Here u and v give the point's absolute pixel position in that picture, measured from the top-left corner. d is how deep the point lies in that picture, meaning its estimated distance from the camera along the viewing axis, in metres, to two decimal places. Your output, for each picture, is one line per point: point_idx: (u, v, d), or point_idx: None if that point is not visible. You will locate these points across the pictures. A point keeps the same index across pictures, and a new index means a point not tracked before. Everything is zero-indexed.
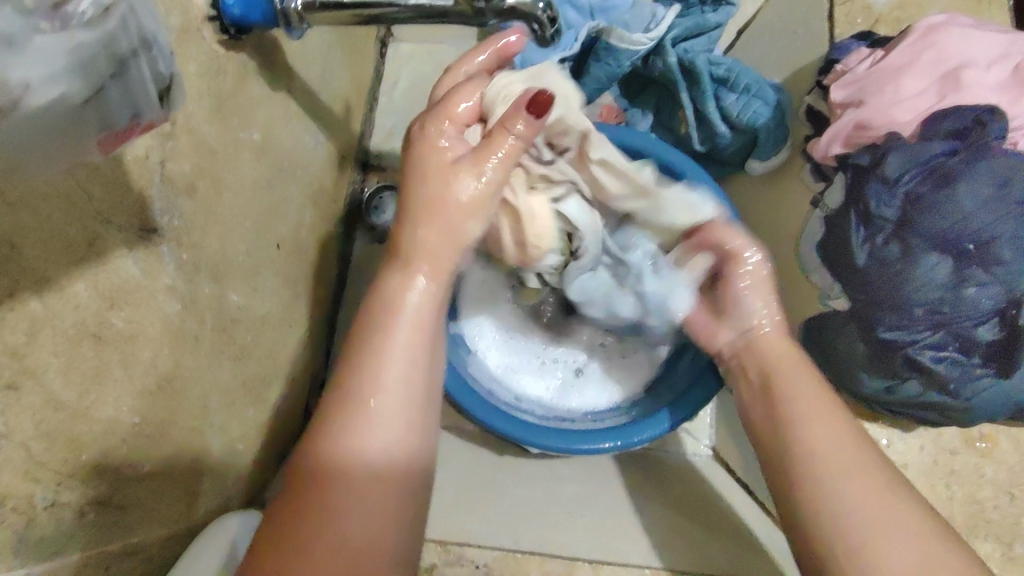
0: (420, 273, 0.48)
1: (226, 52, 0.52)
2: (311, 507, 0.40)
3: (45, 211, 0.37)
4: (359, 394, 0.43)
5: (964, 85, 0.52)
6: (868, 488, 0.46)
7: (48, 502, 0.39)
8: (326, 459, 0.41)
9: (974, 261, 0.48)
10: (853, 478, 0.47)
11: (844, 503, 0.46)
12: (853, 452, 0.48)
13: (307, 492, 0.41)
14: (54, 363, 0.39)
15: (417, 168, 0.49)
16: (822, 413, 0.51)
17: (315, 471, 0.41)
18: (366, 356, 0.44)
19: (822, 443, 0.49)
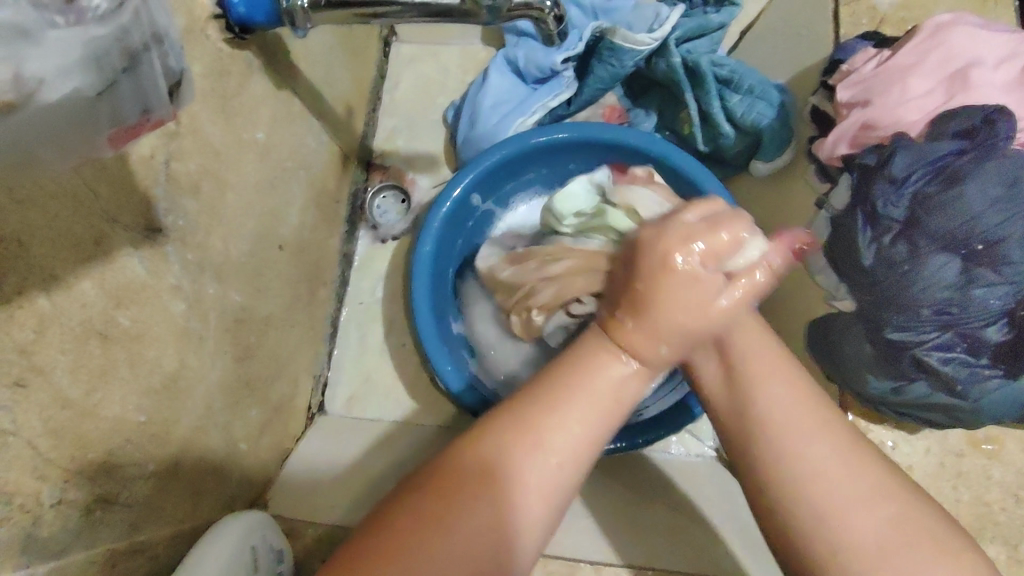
0: (629, 362, 0.42)
1: (230, 53, 0.52)
2: (439, 500, 0.38)
3: (53, 209, 0.37)
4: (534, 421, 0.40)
5: (971, 85, 0.52)
6: (839, 458, 0.40)
7: (54, 501, 0.39)
8: (478, 458, 0.39)
9: (983, 261, 0.48)
10: (820, 448, 0.40)
11: (812, 478, 0.40)
12: (818, 417, 0.42)
13: (460, 496, 0.38)
14: (61, 361, 0.39)
15: (662, 287, 0.41)
16: (773, 372, 0.44)
17: (465, 464, 0.39)
18: (543, 402, 0.41)
19: (780, 408, 0.42)
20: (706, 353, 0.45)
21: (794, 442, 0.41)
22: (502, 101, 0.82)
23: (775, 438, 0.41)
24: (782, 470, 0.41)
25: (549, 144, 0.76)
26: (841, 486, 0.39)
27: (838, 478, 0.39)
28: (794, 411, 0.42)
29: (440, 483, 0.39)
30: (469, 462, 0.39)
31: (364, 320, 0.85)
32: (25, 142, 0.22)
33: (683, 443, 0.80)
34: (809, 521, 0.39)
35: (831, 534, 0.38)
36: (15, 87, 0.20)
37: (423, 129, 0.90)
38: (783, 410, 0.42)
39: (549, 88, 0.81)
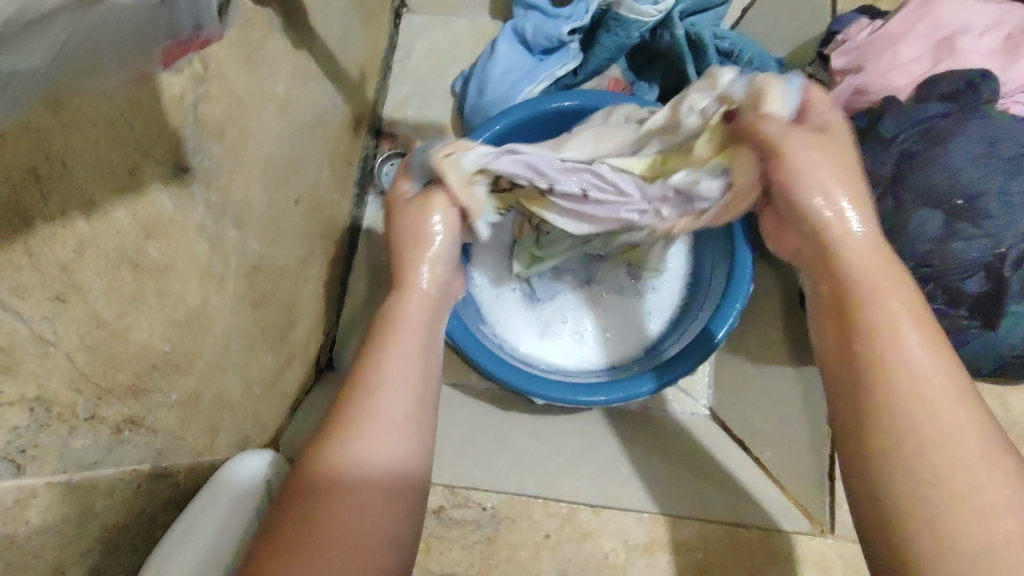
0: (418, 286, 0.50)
1: (254, 6, 0.55)
2: (307, 508, 0.39)
3: (93, 137, 0.39)
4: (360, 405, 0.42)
5: (958, 51, 0.55)
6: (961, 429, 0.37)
7: (87, 414, 0.42)
8: (327, 469, 0.40)
9: (964, 216, 0.50)
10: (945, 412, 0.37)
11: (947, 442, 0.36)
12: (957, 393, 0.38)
13: (315, 499, 0.39)
14: (97, 283, 0.41)
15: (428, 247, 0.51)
16: (930, 343, 0.40)
17: (308, 476, 0.40)
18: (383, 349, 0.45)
19: (916, 372, 0.39)
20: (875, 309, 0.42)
21: (931, 400, 0.37)
22: (511, 70, 0.84)
23: (914, 392, 0.38)
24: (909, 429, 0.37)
25: (560, 110, 0.79)
26: (963, 452, 0.36)
27: (970, 453, 0.36)
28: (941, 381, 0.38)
29: (297, 504, 0.39)
30: (313, 480, 0.40)
31: (372, 281, 0.87)
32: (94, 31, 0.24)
33: (678, 402, 0.81)
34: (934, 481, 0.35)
35: (943, 495, 0.35)
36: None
37: (432, 98, 0.92)
38: (919, 384, 0.38)
39: (556, 58, 0.84)
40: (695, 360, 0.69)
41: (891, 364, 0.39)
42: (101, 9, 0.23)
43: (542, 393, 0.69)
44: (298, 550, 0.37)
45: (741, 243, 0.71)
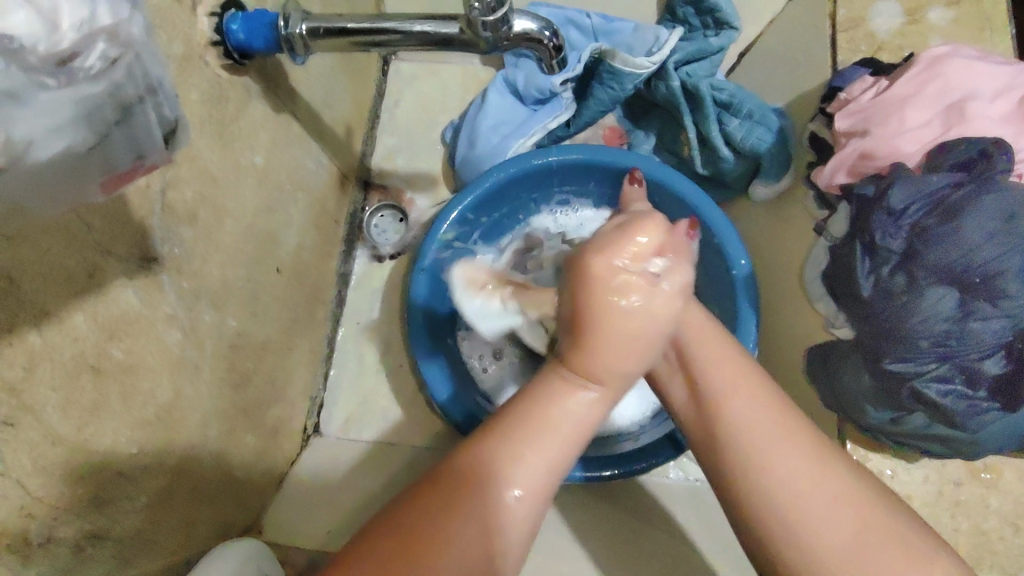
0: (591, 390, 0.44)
1: (229, 78, 0.52)
2: (431, 510, 0.40)
3: (45, 244, 0.35)
4: (513, 456, 0.42)
5: (968, 117, 0.53)
6: (797, 465, 0.43)
7: (42, 539, 0.38)
8: (470, 466, 0.41)
9: (981, 294, 0.47)
10: (778, 453, 0.44)
11: (781, 488, 0.43)
12: (764, 412, 0.46)
13: (454, 492, 0.40)
14: (51, 398, 0.38)
15: (589, 303, 0.43)
16: (739, 386, 0.48)
17: (459, 468, 0.41)
18: (538, 437, 0.42)
19: (739, 420, 0.46)
20: (672, 372, 0.51)
21: (750, 448, 0.44)
22: (501, 122, 0.83)
23: (740, 457, 0.45)
24: (754, 503, 0.43)
25: (552, 164, 0.76)
26: (804, 486, 0.42)
27: (810, 486, 0.42)
28: (754, 416, 0.46)
29: (444, 490, 0.40)
30: (462, 469, 0.41)
31: (361, 340, 0.85)
32: (17, 191, 0.24)
33: (681, 468, 0.81)
34: (790, 538, 0.42)
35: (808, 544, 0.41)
36: (5, 151, 0.21)
37: (421, 148, 0.90)
38: (752, 424, 0.45)
39: (549, 109, 0.83)
40: None
41: (721, 388, 0.48)
42: (17, 176, 0.22)
43: None
44: (399, 532, 0.39)
45: (746, 308, 0.71)
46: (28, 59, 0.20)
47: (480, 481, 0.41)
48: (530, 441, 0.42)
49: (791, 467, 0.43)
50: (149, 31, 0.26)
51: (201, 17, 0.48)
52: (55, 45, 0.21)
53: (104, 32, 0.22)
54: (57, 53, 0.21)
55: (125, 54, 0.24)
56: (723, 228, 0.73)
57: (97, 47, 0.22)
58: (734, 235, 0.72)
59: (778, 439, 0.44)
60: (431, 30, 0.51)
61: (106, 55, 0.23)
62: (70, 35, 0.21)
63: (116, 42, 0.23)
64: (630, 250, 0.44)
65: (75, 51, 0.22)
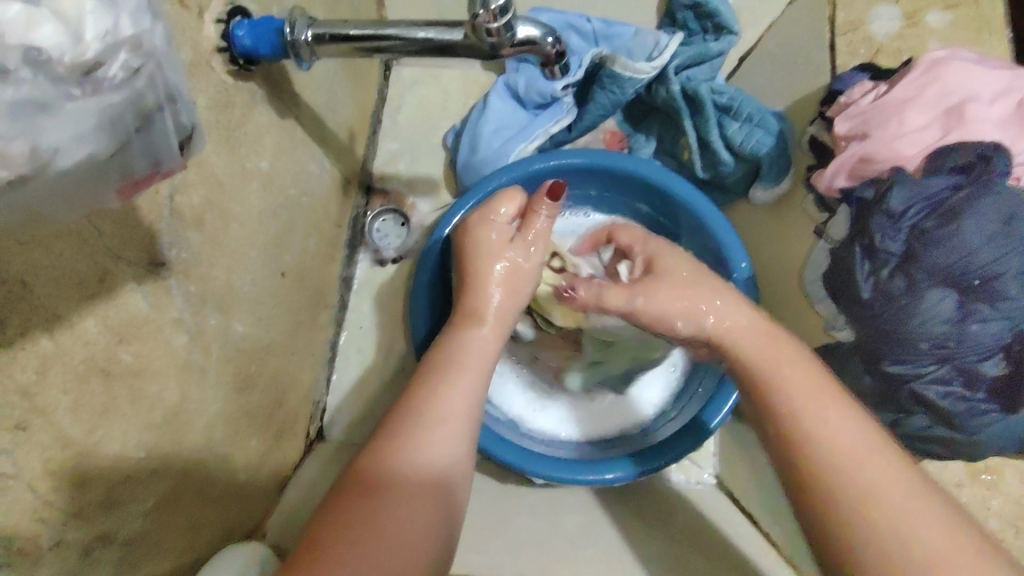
0: (483, 325, 0.57)
1: (234, 84, 0.53)
2: (355, 496, 0.44)
3: (57, 249, 0.36)
4: (424, 403, 0.49)
5: (968, 120, 0.53)
6: (898, 491, 0.41)
7: (53, 542, 0.39)
8: (382, 466, 0.45)
9: (979, 296, 0.48)
10: (875, 473, 0.42)
11: (872, 497, 0.41)
12: (860, 429, 0.44)
13: (364, 490, 0.44)
14: (63, 402, 0.38)
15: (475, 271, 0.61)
16: (824, 396, 0.47)
17: (368, 469, 0.45)
18: (444, 376, 0.52)
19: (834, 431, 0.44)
20: (751, 393, 0.51)
21: (844, 465, 0.43)
22: (503, 126, 0.84)
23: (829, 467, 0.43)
24: (854, 529, 0.41)
25: (554, 168, 0.77)
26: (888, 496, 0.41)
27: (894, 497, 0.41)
28: (842, 433, 0.44)
29: (345, 490, 0.44)
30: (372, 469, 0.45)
31: (364, 344, 0.85)
32: (36, 199, 0.24)
33: (683, 471, 0.82)
34: (905, 567, 0.38)
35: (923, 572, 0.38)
36: (33, 159, 0.22)
37: (423, 153, 0.91)
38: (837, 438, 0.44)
39: (550, 113, 0.83)
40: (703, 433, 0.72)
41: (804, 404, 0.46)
42: (38, 184, 0.23)
43: (541, 473, 0.71)
44: (360, 515, 0.42)
45: None
46: (55, 69, 0.22)
47: (385, 476, 0.45)
48: (446, 380, 0.52)
49: (886, 480, 0.42)
50: (169, 42, 0.28)
51: (208, 22, 0.48)
52: (81, 55, 0.22)
53: (127, 42, 0.23)
54: (82, 63, 0.22)
55: (145, 64, 0.25)
56: (724, 233, 0.73)
57: (120, 57, 0.23)
58: (734, 240, 0.73)
59: (874, 457, 0.43)
60: (434, 36, 0.51)
61: (128, 65, 0.24)
62: (94, 45, 0.22)
63: (137, 52, 0.24)
64: (504, 241, 0.63)
65: (99, 60, 0.23)
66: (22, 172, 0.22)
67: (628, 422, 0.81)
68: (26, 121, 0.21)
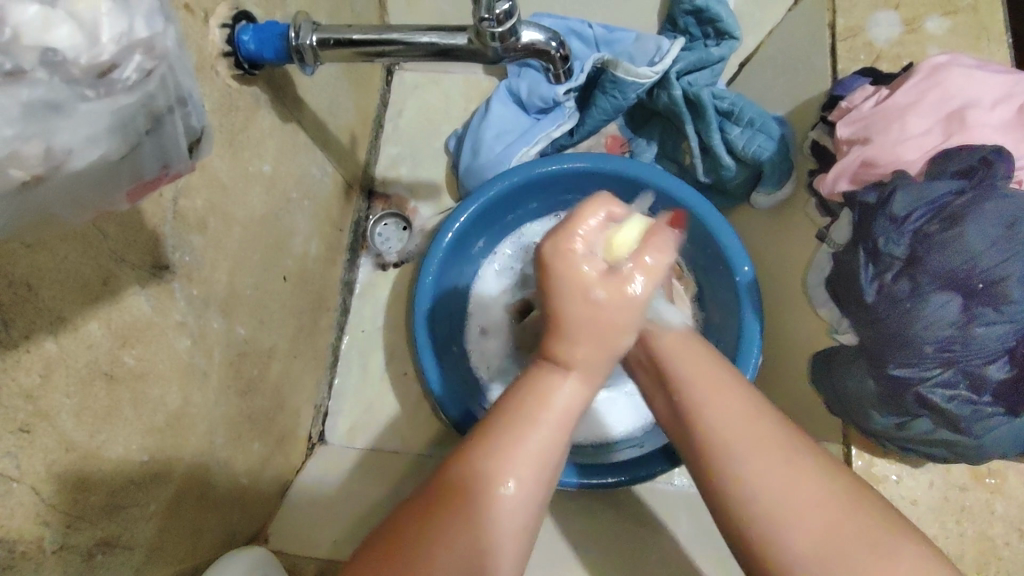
0: (571, 374, 0.43)
1: (238, 88, 0.53)
2: (444, 512, 0.40)
3: (62, 252, 0.36)
4: (508, 431, 0.42)
5: (968, 125, 0.54)
6: (776, 476, 0.41)
7: (56, 546, 0.39)
8: (474, 481, 0.41)
9: (983, 299, 0.48)
10: (751, 459, 0.42)
11: (756, 496, 0.41)
12: (739, 413, 0.44)
13: (450, 503, 0.40)
14: (66, 405, 0.38)
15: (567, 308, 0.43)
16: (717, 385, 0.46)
17: (459, 478, 0.41)
18: (524, 422, 0.42)
19: (717, 423, 0.44)
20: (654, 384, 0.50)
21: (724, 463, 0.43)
22: (504, 131, 0.84)
23: (718, 466, 0.43)
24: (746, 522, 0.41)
25: (557, 172, 0.77)
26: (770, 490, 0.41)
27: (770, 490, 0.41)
28: (733, 425, 0.44)
29: (434, 507, 0.40)
30: (468, 484, 0.41)
31: (365, 348, 0.85)
32: (47, 202, 0.24)
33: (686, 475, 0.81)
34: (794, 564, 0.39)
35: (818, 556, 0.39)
36: (46, 160, 0.22)
37: (425, 157, 0.91)
38: (723, 429, 0.44)
39: (551, 118, 0.84)
40: None
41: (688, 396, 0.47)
42: (50, 185, 0.23)
43: None
44: (424, 533, 0.40)
45: (749, 314, 0.71)
46: (70, 70, 0.22)
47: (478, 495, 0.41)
48: (521, 427, 0.42)
49: (769, 471, 0.42)
50: (180, 45, 0.28)
51: (213, 27, 0.48)
52: (95, 57, 0.22)
53: (140, 44, 0.24)
54: (98, 64, 0.22)
55: (158, 67, 0.25)
56: (725, 235, 0.73)
57: (134, 58, 0.24)
58: (735, 241, 0.73)
59: (760, 447, 0.43)
60: (436, 40, 0.51)
61: (141, 67, 0.24)
62: (110, 47, 0.23)
63: (151, 54, 0.24)
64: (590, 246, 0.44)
65: (114, 62, 0.23)
66: (37, 173, 0.22)
67: (593, 437, 0.82)
68: (41, 123, 0.22)
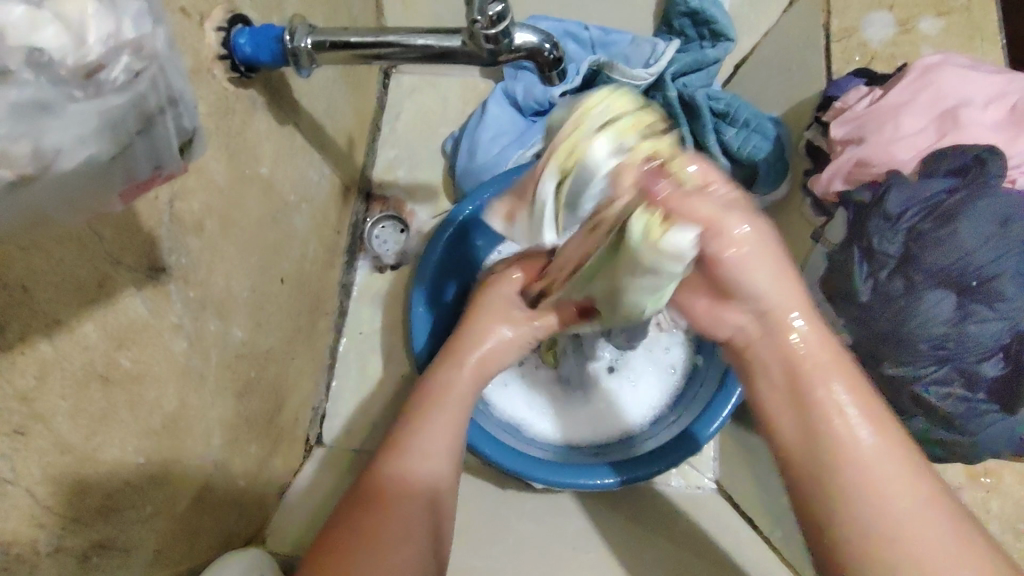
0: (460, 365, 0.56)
1: (234, 90, 0.53)
2: (349, 536, 0.43)
3: (58, 254, 0.36)
4: (406, 440, 0.49)
5: (962, 124, 0.54)
6: (936, 524, 0.38)
7: (51, 548, 0.39)
8: (376, 485, 0.46)
9: (977, 297, 0.48)
10: (916, 505, 0.39)
11: (905, 537, 0.38)
12: (893, 456, 0.40)
13: (363, 513, 0.45)
14: (62, 407, 0.38)
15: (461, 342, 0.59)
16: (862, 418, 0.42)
17: (361, 490, 0.46)
18: (424, 412, 0.51)
19: (865, 458, 0.40)
20: (784, 402, 0.44)
21: (879, 499, 0.39)
22: (501, 133, 0.84)
23: (872, 506, 0.39)
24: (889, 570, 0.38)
25: None
26: (930, 538, 0.38)
27: (930, 537, 0.38)
28: (881, 459, 0.40)
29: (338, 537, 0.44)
30: (368, 488, 0.46)
31: (364, 351, 0.85)
32: (40, 202, 0.24)
33: (683, 476, 0.81)
34: None
35: (908, 567, 0.37)
36: (37, 160, 0.22)
37: (422, 160, 0.91)
38: (871, 469, 0.40)
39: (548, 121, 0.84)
40: (704, 437, 0.72)
41: (834, 433, 0.41)
42: (40, 185, 0.23)
43: (544, 478, 0.71)
44: (342, 552, 0.42)
45: None
46: (58, 71, 0.22)
47: (374, 492, 0.46)
48: (424, 415, 0.51)
49: (922, 519, 0.38)
50: (172, 47, 0.28)
51: (210, 30, 0.48)
52: (83, 59, 0.23)
53: (129, 45, 0.24)
54: (85, 65, 0.23)
55: (149, 67, 0.26)
56: None
57: (121, 60, 0.24)
58: None
59: (913, 484, 0.39)
60: (433, 42, 0.52)
61: (130, 68, 0.25)
62: (97, 48, 0.23)
63: (139, 55, 0.25)
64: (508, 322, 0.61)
65: (101, 63, 0.23)
66: (28, 172, 0.22)
67: (587, 439, 0.82)
68: (29, 123, 0.22)
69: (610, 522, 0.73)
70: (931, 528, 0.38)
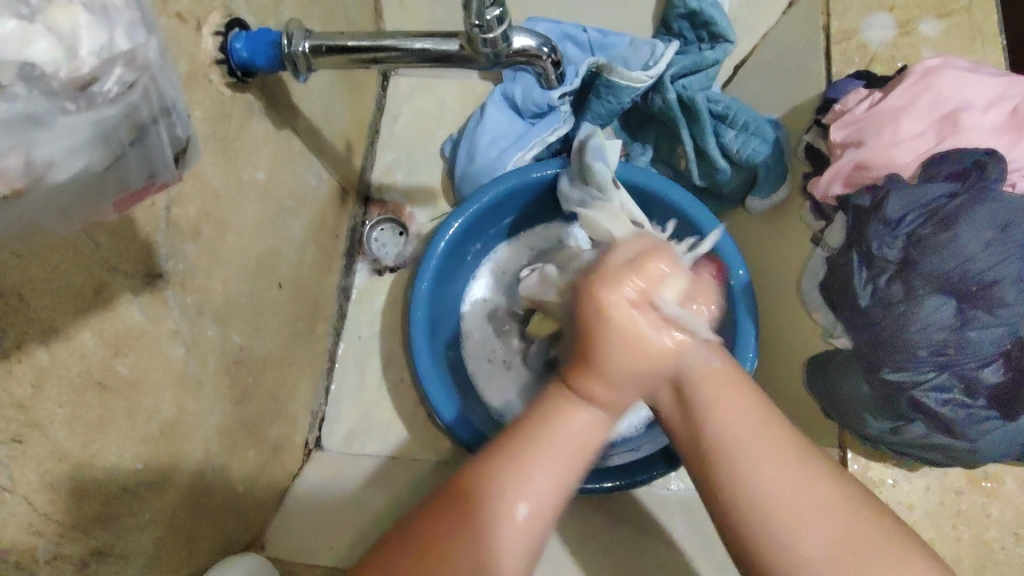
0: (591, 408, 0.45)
1: (231, 95, 0.53)
2: (423, 549, 0.42)
3: (55, 262, 0.36)
4: (511, 475, 0.43)
5: (961, 127, 0.54)
6: (787, 478, 0.44)
7: (49, 555, 0.39)
8: (479, 496, 0.43)
9: (978, 302, 0.48)
10: (765, 465, 0.44)
11: (765, 497, 0.43)
12: (754, 424, 0.46)
13: (439, 526, 0.43)
14: (59, 414, 0.38)
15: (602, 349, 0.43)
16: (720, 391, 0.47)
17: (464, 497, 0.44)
18: (521, 452, 0.44)
19: (731, 429, 0.46)
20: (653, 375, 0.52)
21: (738, 460, 0.45)
22: (499, 135, 0.84)
23: (734, 467, 0.45)
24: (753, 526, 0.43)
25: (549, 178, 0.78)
26: (782, 494, 0.43)
27: (784, 494, 0.43)
28: (744, 430, 0.46)
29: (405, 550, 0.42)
30: (462, 503, 0.44)
31: (363, 354, 0.85)
32: (30, 213, 0.24)
33: (683, 479, 0.81)
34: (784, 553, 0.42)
35: (766, 516, 0.43)
36: (27, 173, 0.22)
37: (421, 162, 0.91)
38: (738, 434, 0.45)
39: (547, 122, 0.84)
40: None
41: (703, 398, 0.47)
42: (32, 199, 0.23)
43: None
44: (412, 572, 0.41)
45: (744, 314, 0.71)
46: (49, 84, 0.22)
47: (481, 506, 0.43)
48: (522, 456, 0.44)
49: (787, 478, 0.44)
50: (166, 56, 0.28)
51: (207, 35, 0.48)
52: (75, 71, 0.23)
53: (121, 57, 0.24)
54: (77, 78, 0.23)
55: (141, 78, 0.25)
56: (722, 240, 0.73)
57: (114, 71, 0.24)
58: (730, 246, 0.73)
59: (775, 448, 0.45)
60: (431, 47, 0.52)
61: (122, 80, 0.24)
62: (89, 60, 0.23)
63: (131, 66, 0.25)
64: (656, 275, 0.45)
65: (93, 76, 0.23)
66: (19, 186, 0.22)
67: None
68: (19, 135, 0.22)
69: (610, 527, 0.73)
70: (793, 487, 0.43)
